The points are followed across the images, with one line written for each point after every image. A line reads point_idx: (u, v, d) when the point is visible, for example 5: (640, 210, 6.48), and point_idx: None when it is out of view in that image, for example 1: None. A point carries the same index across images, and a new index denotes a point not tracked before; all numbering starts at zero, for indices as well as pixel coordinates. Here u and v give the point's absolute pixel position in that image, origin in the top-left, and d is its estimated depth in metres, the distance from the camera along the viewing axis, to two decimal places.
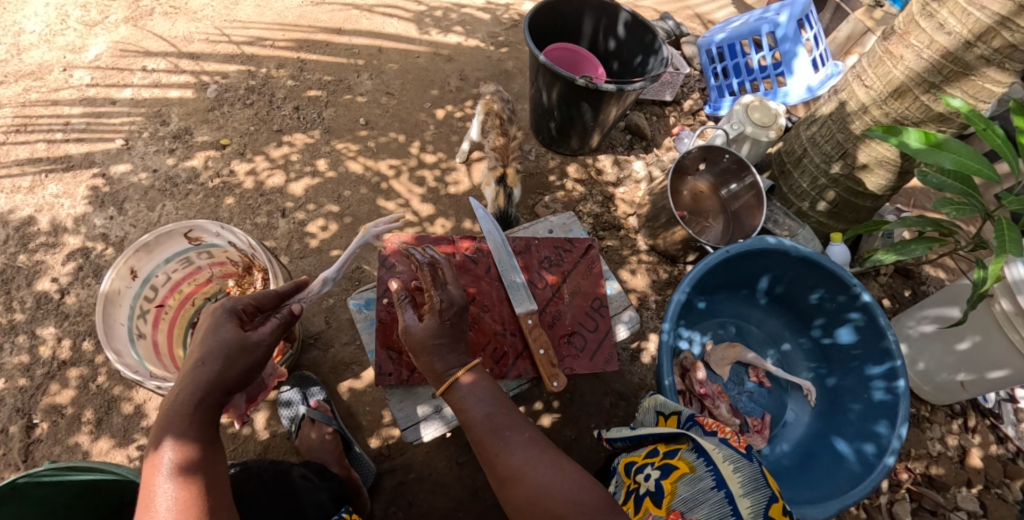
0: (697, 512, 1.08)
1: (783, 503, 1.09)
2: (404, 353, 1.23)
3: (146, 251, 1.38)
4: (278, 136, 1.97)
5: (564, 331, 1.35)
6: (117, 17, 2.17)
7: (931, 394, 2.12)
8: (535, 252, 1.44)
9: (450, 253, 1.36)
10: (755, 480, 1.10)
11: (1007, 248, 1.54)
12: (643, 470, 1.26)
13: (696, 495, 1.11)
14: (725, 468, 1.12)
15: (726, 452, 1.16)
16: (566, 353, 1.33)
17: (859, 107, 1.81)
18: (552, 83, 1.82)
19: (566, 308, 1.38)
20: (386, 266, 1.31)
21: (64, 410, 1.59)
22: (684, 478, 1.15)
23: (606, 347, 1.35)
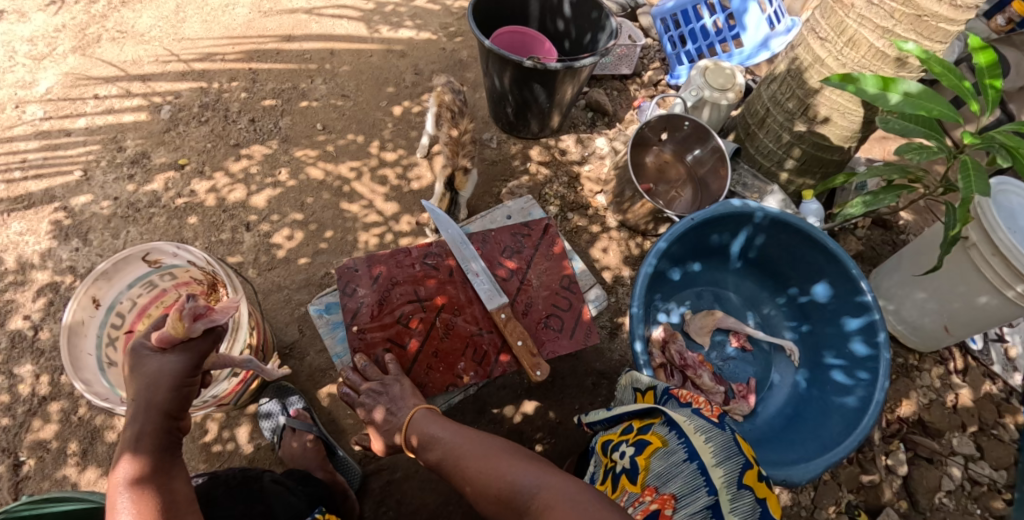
0: (670, 487, 1.04)
1: (758, 468, 1.06)
2: None
3: (106, 279, 1.37)
4: (236, 150, 1.98)
5: (540, 316, 1.37)
6: (65, 48, 2.15)
7: (917, 342, 2.11)
8: (495, 242, 1.44)
9: (410, 266, 1.35)
10: (729, 448, 1.06)
11: (974, 188, 1.52)
12: (618, 447, 1.23)
13: (669, 469, 1.07)
14: (696, 439, 1.07)
15: (697, 423, 1.11)
16: (546, 337, 1.34)
17: (814, 61, 1.79)
18: (503, 69, 1.80)
19: (536, 292, 1.40)
20: (347, 292, 1.29)
21: (49, 445, 1.59)
22: (657, 453, 1.12)
23: (583, 321, 1.37)
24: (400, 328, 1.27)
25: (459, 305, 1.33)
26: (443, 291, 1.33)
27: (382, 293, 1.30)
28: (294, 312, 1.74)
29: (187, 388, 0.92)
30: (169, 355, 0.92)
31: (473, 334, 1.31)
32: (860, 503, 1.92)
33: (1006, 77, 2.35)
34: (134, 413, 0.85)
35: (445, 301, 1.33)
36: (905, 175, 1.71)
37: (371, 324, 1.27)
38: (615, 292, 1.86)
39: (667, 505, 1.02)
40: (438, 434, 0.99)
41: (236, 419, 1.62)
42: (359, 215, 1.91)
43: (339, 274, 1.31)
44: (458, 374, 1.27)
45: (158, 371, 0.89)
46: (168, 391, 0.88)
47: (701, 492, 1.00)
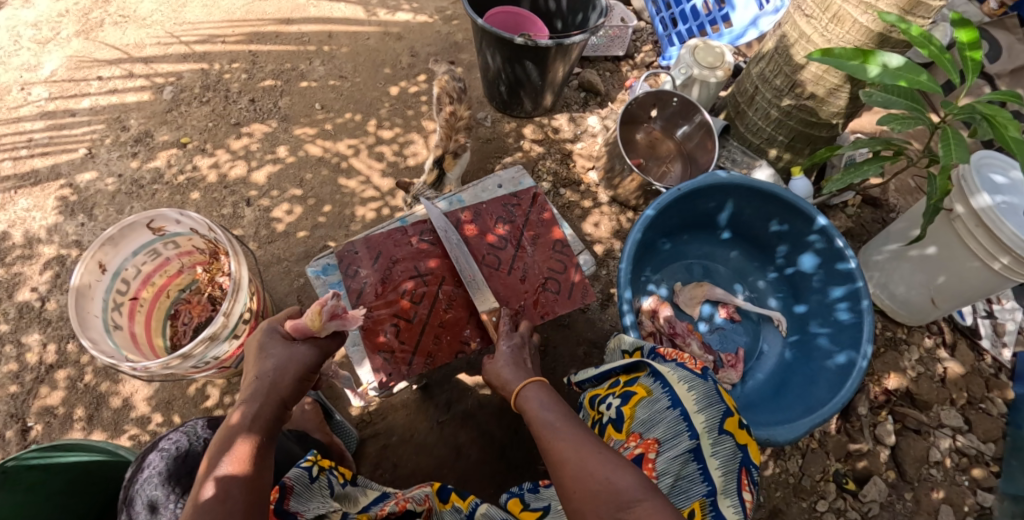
0: (655, 432, 1.08)
1: (739, 417, 1.10)
2: (396, 351, 1.27)
3: (112, 245, 1.42)
4: (237, 128, 2.03)
5: (538, 280, 1.41)
6: (69, 33, 2.20)
7: (905, 316, 2.14)
8: (487, 214, 1.48)
9: (407, 243, 1.38)
10: (711, 396, 1.09)
11: (953, 157, 1.56)
12: (606, 400, 1.24)
13: (652, 416, 1.10)
14: (679, 388, 1.10)
15: (682, 373, 1.13)
16: (544, 300, 1.39)
17: (801, 38, 1.82)
18: (495, 47, 1.84)
19: (531, 259, 1.44)
20: (350, 274, 1.33)
21: (56, 411, 1.64)
22: (641, 402, 1.14)
23: (578, 283, 1.42)
24: (404, 303, 1.32)
25: (458, 276, 1.37)
26: (441, 264, 1.37)
27: (382, 272, 1.34)
28: (293, 283, 1.79)
29: (306, 383, 0.95)
30: (300, 347, 0.96)
31: (474, 303, 1.35)
32: (848, 472, 1.95)
33: (997, 60, 2.39)
34: (257, 387, 0.88)
35: (444, 274, 1.36)
36: (889, 146, 1.75)
37: (376, 302, 1.31)
38: (606, 265, 1.91)
39: (651, 450, 1.06)
40: (546, 414, 0.91)
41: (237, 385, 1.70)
42: (357, 191, 1.96)
43: (340, 257, 1.35)
44: (464, 340, 1.32)
45: (283, 360, 0.93)
46: (291, 381, 0.91)
47: (683, 437, 1.04)
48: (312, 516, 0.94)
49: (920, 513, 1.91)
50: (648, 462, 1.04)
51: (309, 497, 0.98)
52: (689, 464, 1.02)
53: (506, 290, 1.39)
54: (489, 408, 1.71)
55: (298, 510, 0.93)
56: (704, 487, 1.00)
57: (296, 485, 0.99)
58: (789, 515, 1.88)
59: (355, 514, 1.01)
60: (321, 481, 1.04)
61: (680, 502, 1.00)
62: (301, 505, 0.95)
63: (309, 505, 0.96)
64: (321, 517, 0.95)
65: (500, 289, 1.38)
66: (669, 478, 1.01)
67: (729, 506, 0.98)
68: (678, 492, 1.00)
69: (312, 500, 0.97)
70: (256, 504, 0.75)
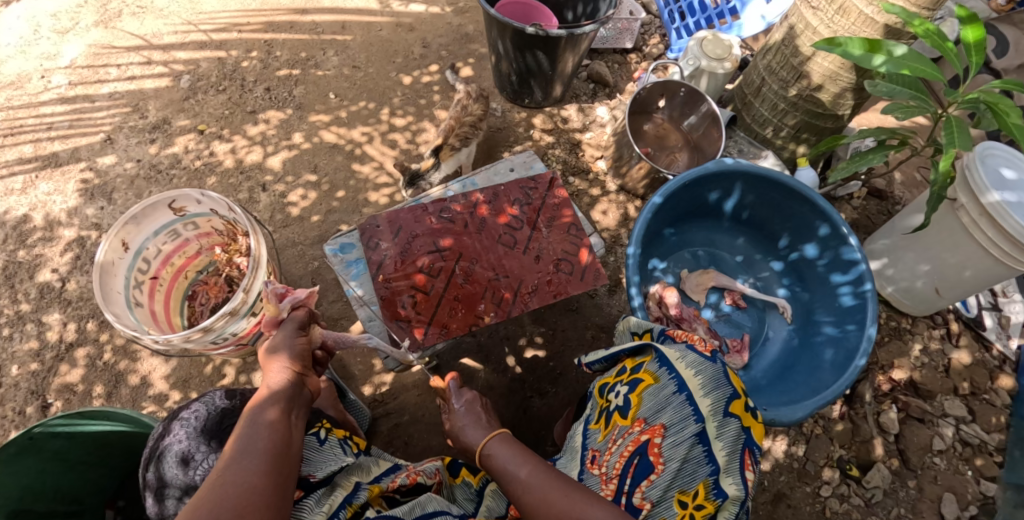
0: (661, 417, 1.07)
1: (745, 400, 1.09)
2: (413, 321, 1.31)
3: (135, 224, 1.46)
4: (253, 116, 2.08)
5: (551, 261, 1.44)
6: (88, 22, 2.25)
7: (910, 305, 2.16)
8: (504, 195, 1.51)
9: (427, 220, 1.44)
10: (718, 379, 1.08)
11: (956, 144, 1.59)
12: (614, 387, 1.22)
13: (659, 403, 1.09)
14: (686, 373, 1.09)
15: (690, 358, 1.11)
16: (557, 280, 1.42)
17: (807, 28, 1.84)
18: (506, 36, 1.87)
19: (545, 240, 1.47)
20: (372, 247, 1.38)
21: (76, 388, 1.68)
22: (648, 389, 1.12)
23: (592, 266, 1.45)
24: (422, 277, 1.36)
25: (475, 253, 1.42)
26: (459, 240, 1.42)
27: (402, 246, 1.39)
28: (308, 266, 1.83)
29: (304, 350, 1.01)
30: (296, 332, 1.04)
31: (489, 279, 1.39)
32: (852, 458, 1.98)
33: (1004, 55, 2.41)
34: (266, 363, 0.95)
35: (462, 251, 1.41)
36: (893, 136, 1.78)
37: (396, 274, 1.36)
38: (615, 252, 1.95)
39: (657, 434, 1.05)
40: (512, 468, 1.00)
41: (252, 365, 1.75)
42: (370, 176, 2.01)
43: (363, 230, 1.41)
44: (478, 315, 1.35)
45: (289, 346, 0.99)
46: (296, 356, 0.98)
47: (688, 421, 1.04)
48: (324, 478, 0.98)
49: (923, 500, 1.93)
50: (654, 447, 1.03)
51: (321, 459, 1.02)
52: (695, 447, 1.01)
53: (521, 269, 1.42)
54: (498, 390, 1.75)
55: (309, 473, 0.97)
56: (708, 468, 1.00)
57: (306, 449, 1.03)
58: (793, 499, 1.90)
59: (367, 484, 1.03)
60: (331, 443, 1.08)
61: (686, 485, 0.99)
62: (312, 468, 0.99)
63: (320, 465, 1.00)
64: (332, 475, 1.00)
65: (514, 267, 1.42)
66: (675, 462, 1.00)
67: (732, 485, 0.98)
68: (684, 475, 1.00)
69: (324, 462, 1.01)
70: (286, 446, 0.78)
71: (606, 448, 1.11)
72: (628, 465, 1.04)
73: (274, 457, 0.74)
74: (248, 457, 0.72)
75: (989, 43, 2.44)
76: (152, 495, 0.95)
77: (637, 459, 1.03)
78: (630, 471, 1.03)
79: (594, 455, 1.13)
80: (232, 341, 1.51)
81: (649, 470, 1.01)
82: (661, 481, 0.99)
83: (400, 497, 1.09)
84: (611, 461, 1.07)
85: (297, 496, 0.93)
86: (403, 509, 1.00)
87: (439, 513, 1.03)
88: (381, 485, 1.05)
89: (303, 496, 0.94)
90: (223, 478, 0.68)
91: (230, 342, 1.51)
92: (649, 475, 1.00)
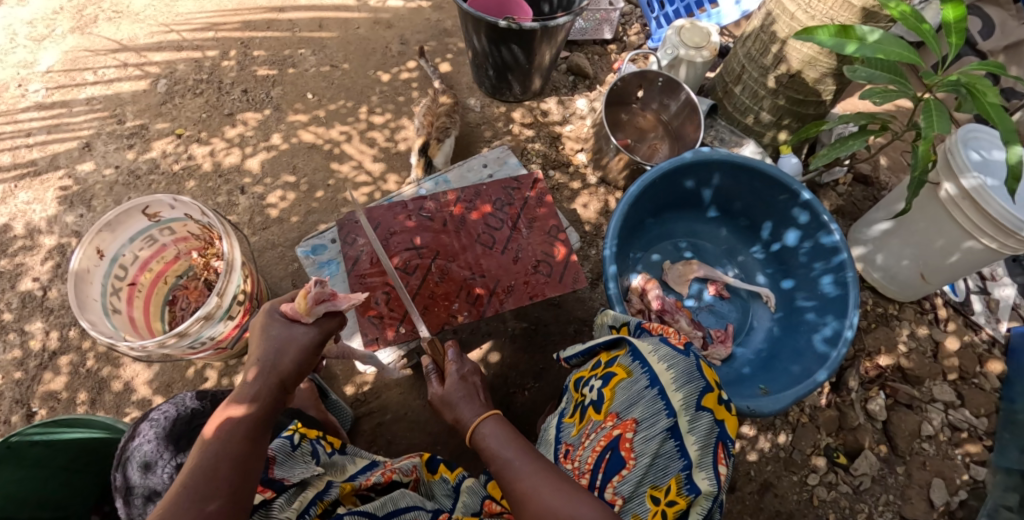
0: (633, 412, 1.06)
1: (718, 393, 1.09)
2: (386, 316, 1.31)
3: (110, 231, 1.45)
4: (230, 118, 2.07)
5: (530, 262, 1.43)
6: (64, 29, 2.23)
7: (896, 291, 2.15)
8: (487, 195, 1.51)
9: (404, 218, 1.43)
10: (691, 373, 1.08)
11: (934, 127, 1.58)
12: (588, 382, 1.21)
13: (631, 398, 1.08)
14: (658, 367, 1.08)
15: (663, 352, 1.11)
16: (534, 281, 1.41)
17: (784, 14, 1.81)
18: (479, 30, 1.85)
19: (525, 241, 1.46)
20: (348, 242, 1.38)
21: (59, 395, 1.69)
22: (621, 383, 1.12)
23: (571, 268, 1.43)
24: (397, 274, 1.36)
25: (453, 252, 1.41)
26: (438, 239, 1.41)
27: (379, 241, 1.39)
28: (288, 268, 1.83)
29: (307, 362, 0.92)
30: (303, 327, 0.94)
31: (465, 279, 1.39)
32: (839, 446, 1.97)
33: (989, 37, 2.40)
34: (261, 369, 0.86)
35: (440, 248, 1.41)
36: (874, 120, 1.77)
37: (371, 270, 1.36)
38: (596, 245, 1.94)
39: (628, 429, 1.04)
40: (502, 452, 0.94)
41: (234, 368, 1.75)
42: (350, 175, 2.00)
43: (341, 226, 1.41)
44: (452, 313, 1.35)
45: (289, 356, 0.89)
46: (292, 364, 0.89)
47: (660, 415, 1.03)
48: (297, 482, 0.98)
49: (912, 486, 1.92)
50: (626, 441, 1.02)
51: (293, 463, 1.01)
52: (667, 442, 1.01)
53: (499, 269, 1.41)
54: None
55: (284, 477, 0.97)
56: (680, 463, 1.00)
57: (278, 453, 1.00)
58: (780, 488, 1.90)
59: (340, 485, 1.05)
60: (304, 448, 1.06)
61: (657, 480, 0.99)
62: (286, 472, 0.98)
63: (294, 471, 0.99)
64: (306, 483, 0.99)
65: (491, 267, 1.41)
66: (646, 457, 0.99)
67: (705, 480, 0.98)
68: (655, 471, 0.99)
69: (296, 467, 1.00)
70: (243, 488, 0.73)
71: (579, 443, 1.10)
72: (599, 460, 1.03)
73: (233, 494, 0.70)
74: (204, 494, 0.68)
75: (974, 25, 2.43)
76: (121, 499, 0.94)
77: (609, 454, 1.02)
78: (602, 466, 1.02)
79: (567, 449, 1.12)
80: (211, 345, 1.52)
81: (620, 465, 1.00)
82: (633, 476, 0.98)
83: (374, 495, 1.11)
84: (584, 456, 1.06)
85: (267, 497, 0.93)
86: (375, 505, 1.00)
87: (412, 508, 1.03)
88: (354, 483, 1.07)
89: (274, 496, 0.93)
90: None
91: (207, 349, 1.52)
92: (621, 471, 0.99)
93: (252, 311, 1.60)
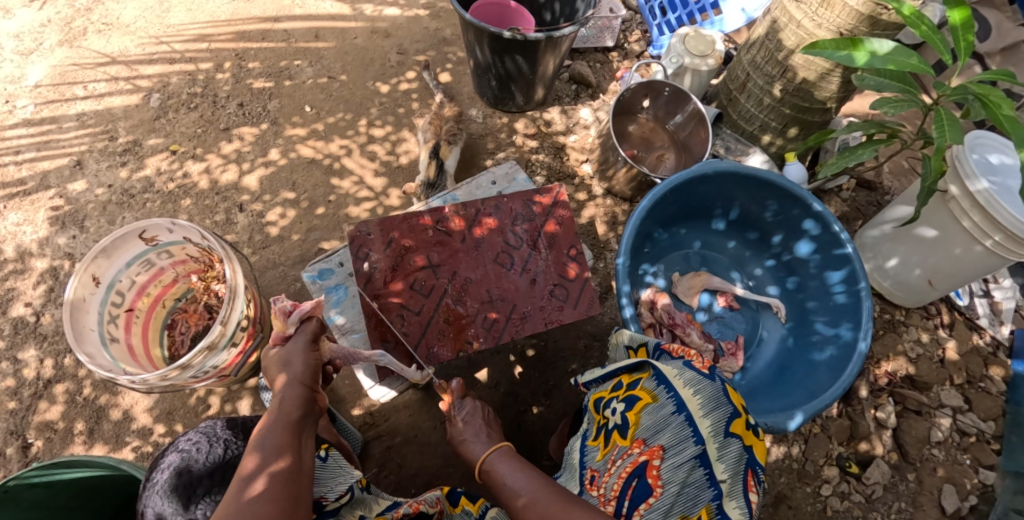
0: (659, 439, 1.04)
1: (745, 418, 1.06)
2: (400, 341, 1.28)
3: (106, 257, 1.40)
4: (226, 133, 2.02)
5: (546, 286, 1.40)
6: (52, 42, 2.16)
7: (902, 297, 2.15)
8: (505, 213, 1.46)
9: (421, 234, 1.39)
10: (718, 399, 1.05)
11: (947, 137, 1.57)
12: (609, 404, 1.19)
13: (657, 423, 1.06)
14: (685, 392, 1.05)
15: (688, 375, 1.08)
16: (551, 307, 1.38)
17: (791, 22, 1.79)
18: (482, 40, 1.81)
19: (542, 264, 1.43)
20: (362, 259, 1.33)
21: (56, 426, 1.63)
22: (646, 408, 1.09)
23: (587, 293, 1.42)
24: (413, 295, 1.32)
25: (470, 273, 1.37)
26: (454, 259, 1.37)
27: (395, 260, 1.34)
28: (290, 288, 1.79)
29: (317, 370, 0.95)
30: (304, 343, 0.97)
31: (481, 302, 1.35)
32: (851, 455, 1.96)
33: (986, 39, 2.41)
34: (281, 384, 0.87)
35: (456, 269, 1.37)
36: (883, 129, 1.76)
37: (386, 289, 1.31)
38: (604, 257, 1.90)
39: (655, 456, 1.02)
40: (514, 482, 0.95)
41: (237, 393, 1.71)
42: (351, 191, 1.96)
43: (352, 239, 1.34)
44: (468, 338, 1.31)
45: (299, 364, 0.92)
46: (304, 370, 0.91)
47: (688, 443, 1.01)
48: (335, 500, 0.99)
49: (923, 493, 1.92)
50: (653, 469, 1.01)
51: (326, 479, 1.02)
52: (696, 470, 0.99)
53: (515, 292, 1.38)
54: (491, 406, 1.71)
55: (321, 496, 0.97)
56: (710, 492, 0.98)
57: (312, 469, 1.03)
58: (794, 500, 1.89)
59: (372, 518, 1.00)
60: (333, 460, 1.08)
61: (687, 509, 0.97)
62: (324, 490, 1.00)
63: (330, 486, 1.01)
64: (342, 496, 1.01)
65: (507, 290, 1.38)
66: (674, 486, 0.98)
67: (736, 509, 0.96)
68: (684, 500, 0.98)
69: (332, 484, 1.02)
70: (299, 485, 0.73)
71: (604, 469, 1.08)
72: (626, 487, 1.01)
73: (284, 483, 0.70)
74: (255, 492, 0.67)
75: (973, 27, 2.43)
76: None
77: (636, 481, 1.01)
78: (628, 493, 1.00)
79: (593, 475, 1.11)
80: (214, 374, 1.47)
81: (647, 493, 0.99)
82: (661, 505, 0.97)
83: None
84: (610, 483, 1.05)
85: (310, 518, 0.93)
86: None
87: None
88: (385, 515, 1.02)
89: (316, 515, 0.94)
90: (229, 515, 0.62)
91: (210, 377, 1.46)
92: (648, 499, 0.98)
93: (254, 337, 1.55)
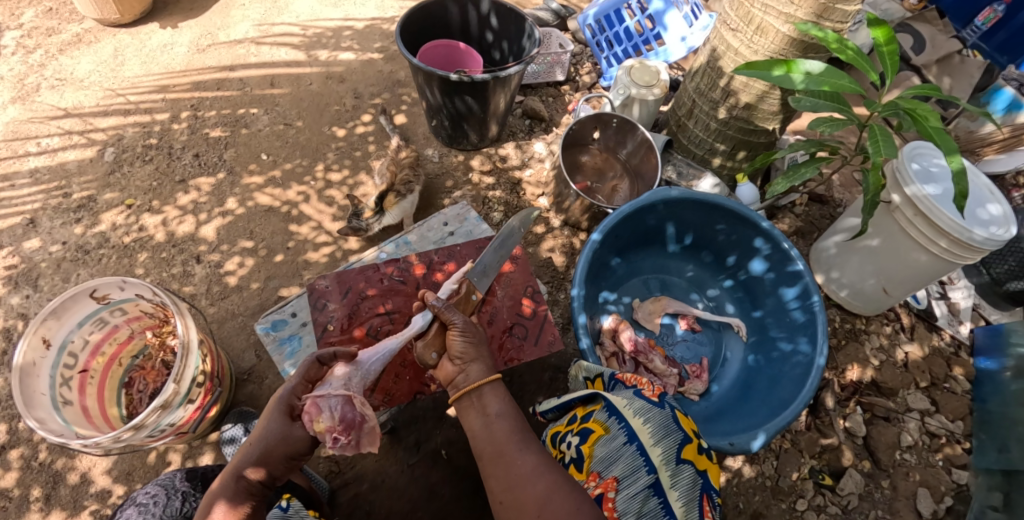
0: (613, 470, 1.04)
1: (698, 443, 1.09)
2: None
3: (56, 319, 1.38)
4: (182, 185, 2.02)
5: (504, 325, 1.40)
6: (4, 99, 2.16)
7: (860, 306, 2.19)
8: (461, 256, 1.49)
9: (378, 281, 1.41)
10: (668, 425, 1.07)
11: (882, 153, 1.63)
12: (565, 438, 1.19)
13: (610, 454, 1.06)
14: (635, 422, 1.06)
15: (637, 404, 1.10)
16: (510, 345, 1.38)
17: (728, 50, 1.87)
18: (431, 82, 1.85)
19: (500, 302, 1.43)
20: (318, 308, 1.35)
21: (10, 494, 1.57)
22: (600, 441, 1.09)
23: (547, 331, 1.41)
24: (368, 341, 1.33)
25: None
26: (409, 304, 1.38)
27: (350, 307, 1.36)
28: (250, 338, 1.78)
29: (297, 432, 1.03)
30: (275, 423, 1.01)
31: None
32: (823, 467, 1.98)
33: (921, 52, 2.52)
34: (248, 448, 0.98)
35: (411, 313, 1.38)
36: (823, 147, 1.83)
37: (341, 337, 1.32)
38: (564, 288, 1.92)
39: (610, 489, 1.01)
40: (501, 424, 0.95)
41: (199, 448, 1.67)
42: (309, 236, 1.96)
43: (310, 291, 1.37)
44: (424, 382, 1.32)
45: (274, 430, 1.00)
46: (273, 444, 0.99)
47: (640, 472, 1.00)
48: None
49: (899, 499, 1.92)
50: (608, 502, 1.00)
51: None
52: (650, 500, 0.97)
53: None
54: (459, 445, 1.69)
55: None
56: None
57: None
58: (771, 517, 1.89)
59: None
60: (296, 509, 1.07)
61: None
62: None
63: None
64: None
65: None
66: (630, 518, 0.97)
67: None
68: None
69: None
70: None
71: None
72: None
73: None
74: None
75: (907, 42, 2.56)
76: None
77: None
78: None
79: None
80: (172, 432, 1.44)
81: None
82: None
83: None
84: None
85: None
86: None
87: None
88: None
89: None
90: None
91: (168, 435, 1.43)
92: None
93: (212, 391, 1.53)
